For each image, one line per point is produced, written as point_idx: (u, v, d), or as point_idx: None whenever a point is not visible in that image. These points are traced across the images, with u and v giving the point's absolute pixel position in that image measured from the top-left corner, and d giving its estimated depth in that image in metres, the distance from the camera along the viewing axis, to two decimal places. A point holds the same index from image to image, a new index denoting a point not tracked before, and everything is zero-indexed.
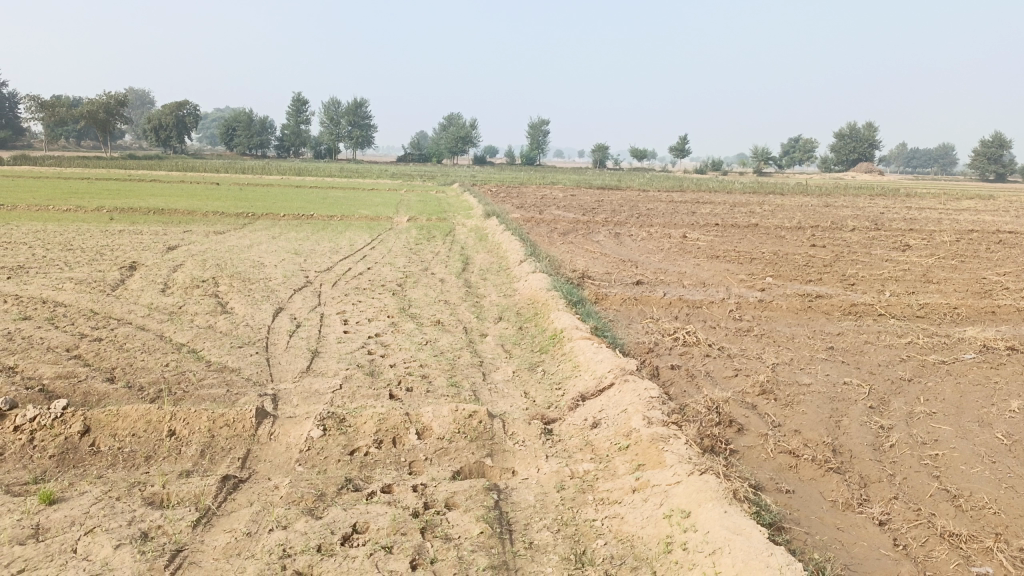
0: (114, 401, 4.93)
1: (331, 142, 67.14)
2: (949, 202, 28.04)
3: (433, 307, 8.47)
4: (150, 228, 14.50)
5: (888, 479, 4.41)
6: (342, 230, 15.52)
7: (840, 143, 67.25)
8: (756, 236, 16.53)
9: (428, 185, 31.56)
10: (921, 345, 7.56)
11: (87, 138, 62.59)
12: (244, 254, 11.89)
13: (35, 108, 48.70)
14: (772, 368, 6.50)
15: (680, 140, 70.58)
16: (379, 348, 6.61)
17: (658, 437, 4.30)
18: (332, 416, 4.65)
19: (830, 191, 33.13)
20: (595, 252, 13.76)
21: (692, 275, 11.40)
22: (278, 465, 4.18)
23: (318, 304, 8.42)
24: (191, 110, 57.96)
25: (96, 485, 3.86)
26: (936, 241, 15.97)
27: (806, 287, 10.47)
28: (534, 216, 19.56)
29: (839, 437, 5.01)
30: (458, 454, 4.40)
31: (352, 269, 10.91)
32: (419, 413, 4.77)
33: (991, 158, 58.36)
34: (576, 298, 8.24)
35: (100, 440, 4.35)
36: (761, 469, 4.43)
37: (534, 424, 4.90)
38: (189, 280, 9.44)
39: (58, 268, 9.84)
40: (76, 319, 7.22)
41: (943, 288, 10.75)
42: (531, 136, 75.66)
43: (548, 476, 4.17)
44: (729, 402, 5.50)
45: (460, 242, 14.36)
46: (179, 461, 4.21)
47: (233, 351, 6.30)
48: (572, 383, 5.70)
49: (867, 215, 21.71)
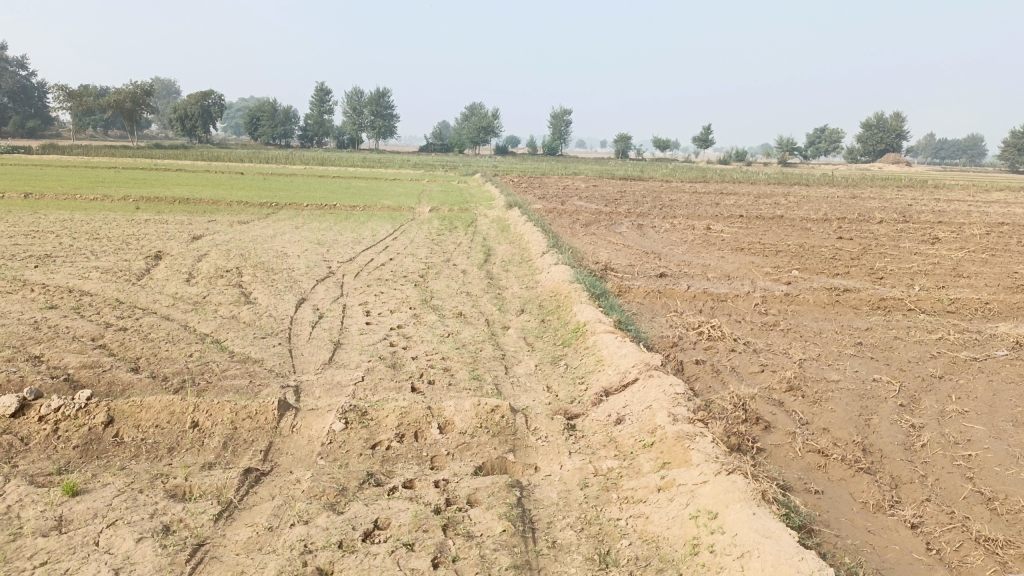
0: (138, 392, 4.94)
1: (353, 131, 67.32)
2: (979, 194, 27.54)
3: (456, 299, 8.43)
4: (175, 217, 14.60)
5: (920, 480, 4.30)
6: (364, 221, 15.53)
7: (867, 133, 66.27)
8: (781, 228, 16.31)
9: (450, 175, 31.52)
10: (952, 341, 7.40)
11: (114, 127, 63.29)
12: (267, 243, 11.94)
13: (63, 97, 49.25)
14: (799, 364, 6.38)
15: (703, 130, 69.95)
16: (401, 340, 6.59)
17: (684, 434, 4.22)
18: (354, 409, 4.63)
19: (857, 181, 32.66)
20: (618, 243, 13.65)
21: (716, 268, 11.26)
22: (300, 459, 4.16)
23: (341, 295, 8.42)
24: (216, 99, 58.33)
25: (119, 477, 3.87)
26: (966, 234, 15.67)
27: (833, 281, 10.29)
28: (557, 206, 19.45)
29: (868, 436, 4.90)
30: (480, 449, 4.35)
31: (374, 260, 10.90)
32: (442, 407, 4.73)
33: (1022, 149, 57.29)
34: (600, 291, 8.16)
35: (123, 431, 4.36)
36: (789, 468, 4.35)
37: (557, 419, 4.84)
38: (213, 270, 9.49)
39: (84, 257, 9.93)
40: (102, 308, 7.27)
41: (975, 282, 10.52)
42: (553, 126, 75.32)
43: (571, 473, 4.12)
44: (755, 399, 5.41)
45: (482, 233, 14.31)
46: (201, 453, 4.20)
47: (255, 342, 6.30)
48: (596, 377, 5.63)
49: (895, 207, 21.35)
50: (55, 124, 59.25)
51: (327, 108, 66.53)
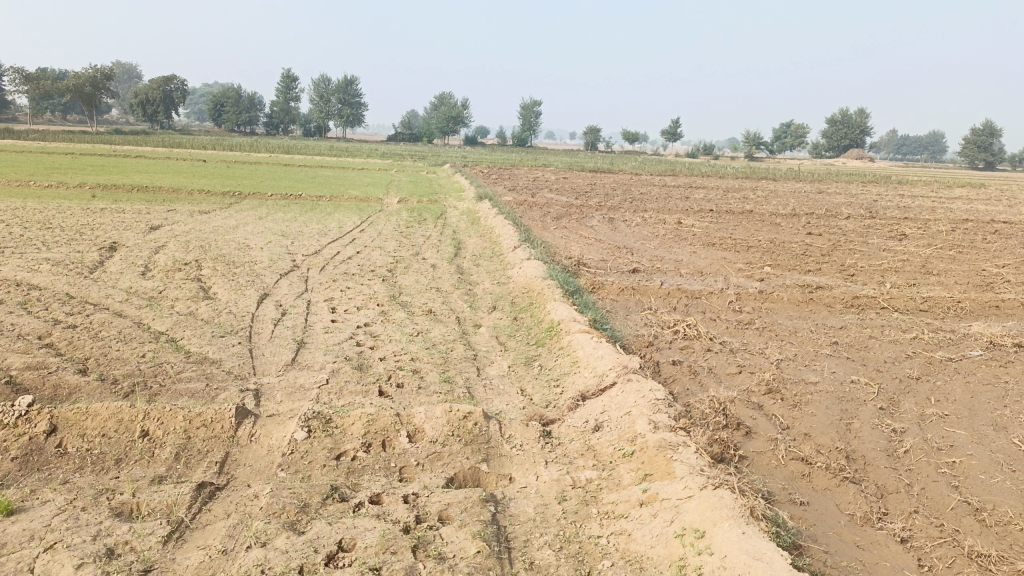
0: (85, 397, 4.62)
1: (321, 119, 66.31)
2: (941, 190, 27.94)
3: (425, 296, 8.16)
4: (133, 206, 14.08)
5: (906, 490, 4.18)
6: (331, 212, 15.13)
7: (831, 128, 67.03)
8: (751, 222, 16.26)
9: (419, 165, 31.05)
10: (927, 341, 7.32)
11: (72, 111, 61.56)
12: (229, 235, 11.55)
13: (19, 80, 47.74)
14: (776, 365, 6.25)
15: (672, 124, 70.26)
16: (368, 339, 6.32)
17: (666, 444, 4.05)
18: (317, 415, 4.36)
19: (822, 177, 33.02)
20: (590, 237, 13.47)
21: (689, 263, 11.15)
22: (259, 471, 3.89)
23: (306, 290, 8.11)
24: (178, 84, 57.01)
25: (60, 493, 3.56)
26: (932, 230, 15.77)
27: (805, 278, 10.21)
28: (527, 198, 19.25)
29: (851, 442, 4.77)
30: (452, 459, 4.12)
31: (341, 253, 10.58)
32: (411, 414, 4.49)
33: (981, 146, 58.48)
34: (573, 288, 7.95)
35: (67, 441, 4.06)
36: (773, 478, 4.19)
37: (532, 425, 4.63)
38: (171, 263, 9.10)
39: (35, 248, 9.48)
40: (50, 303, 6.88)
41: (944, 280, 10.54)
42: (523, 117, 74.95)
43: (548, 485, 3.91)
44: (735, 403, 5.25)
45: (452, 226, 14.01)
46: (151, 465, 3.91)
47: (214, 342, 5.98)
48: (571, 380, 5.44)
49: (861, 202, 21.52)
50: (11, 107, 57.49)
51: (294, 95, 65.37)
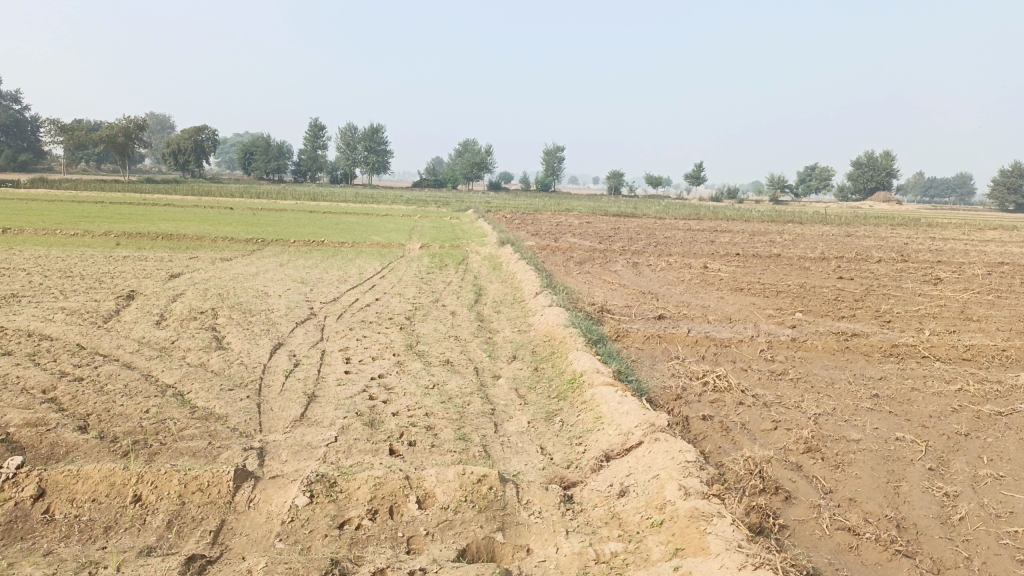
0: (81, 456, 4.38)
1: (347, 166, 67.22)
2: (974, 233, 27.32)
3: (443, 345, 7.88)
4: (155, 254, 14.08)
5: (965, 565, 3.79)
6: (351, 258, 15.02)
7: (857, 171, 66.53)
8: (779, 267, 15.88)
9: (442, 211, 31.03)
10: (973, 393, 6.89)
11: (106, 162, 63.15)
12: (247, 282, 11.43)
13: (55, 131, 49.24)
14: (814, 420, 5.85)
15: (695, 168, 70.18)
16: (381, 392, 6.04)
17: (698, 514, 3.71)
18: (321, 478, 4.09)
19: (850, 220, 32.60)
20: (614, 283, 13.19)
21: (716, 309, 10.82)
22: (255, 541, 3.61)
23: (321, 340, 7.89)
24: (210, 134, 58.34)
25: (39, 567, 3.27)
26: (967, 274, 15.27)
27: (839, 325, 9.81)
28: (550, 243, 19.06)
29: (900, 508, 4.38)
30: (464, 528, 3.80)
31: (359, 301, 10.39)
32: (421, 477, 4.20)
33: (1011, 188, 57.60)
34: (596, 336, 7.63)
35: (56, 506, 3.81)
36: (817, 550, 3.82)
37: (552, 490, 4.30)
38: (187, 311, 8.96)
39: (52, 297, 9.39)
40: (59, 355, 6.71)
41: (985, 326, 10.08)
42: (546, 163, 75.40)
43: (569, 558, 3.57)
44: (772, 463, 4.87)
45: (473, 272, 13.83)
46: (141, 534, 3.62)
47: (221, 395, 5.74)
48: (595, 438, 5.11)
49: (892, 246, 21.05)
50: (48, 157, 59.13)
51: (321, 143, 66.46)
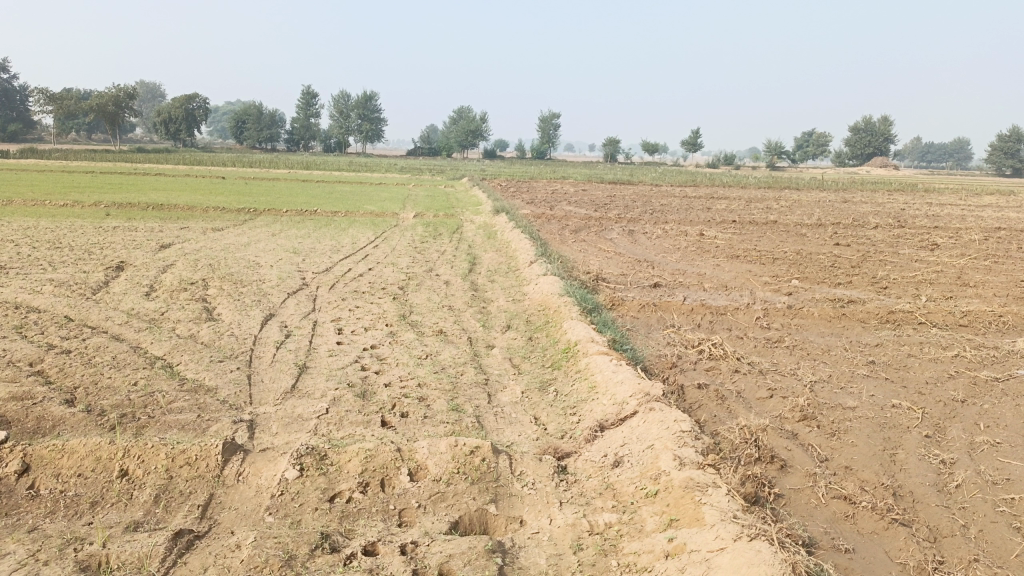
0: (68, 430, 4.31)
1: (341, 135, 66.53)
2: (970, 198, 27.19)
3: (436, 315, 7.80)
4: (146, 224, 13.91)
5: (962, 533, 3.76)
6: (345, 227, 14.89)
7: (854, 137, 66.07)
8: (775, 234, 15.77)
9: (437, 179, 30.76)
10: (969, 359, 6.85)
11: (96, 131, 62.48)
12: (239, 253, 11.30)
13: (44, 100, 48.52)
14: (810, 388, 5.81)
15: (691, 135, 69.61)
16: (374, 363, 5.97)
17: (693, 484, 3.66)
18: (311, 451, 4.03)
19: (847, 185, 32.42)
20: (610, 251, 13.08)
21: (712, 276, 10.74)
22: (244, 515, 3.55)
23: (313, 311, 7.79)
24: (202, 103, 57.63)
25: (23, 544, 3.21)
26: (964, 240, 15.19)
27: (835, 291, 9.75)
28: (545, 211, 18.90)
29: (897, 476, 4.34)
30: (457, 500, 3.75)
31: (352, 271, 10.27)
32: (413, 449, 4.14)
33: (1008, 152, 57.30)
34: (591, 305, 7.55)
35: (41, 482, 3.75)
36: (812, 519, 3.79)
37: (546, 460, 4.25)
38: (177, 282, 8.85)
39: (41, 269, 9.26)
40: (47, 327, 6.62)
41: (983, 292, 10.03)
42: (542, 130, 74.73)
43: (562, 530, 3.54)
44: (768, 432, 4.83)
45: (467, 241, 13.69)
46: (128, 509, 3.57)
47: (211, 367, 5.67)
48: (589, 408, 5.07)
49: (889, 212, 20.91)
50: (37, 127, 58.36)
51: (314, 111, 65.72)
